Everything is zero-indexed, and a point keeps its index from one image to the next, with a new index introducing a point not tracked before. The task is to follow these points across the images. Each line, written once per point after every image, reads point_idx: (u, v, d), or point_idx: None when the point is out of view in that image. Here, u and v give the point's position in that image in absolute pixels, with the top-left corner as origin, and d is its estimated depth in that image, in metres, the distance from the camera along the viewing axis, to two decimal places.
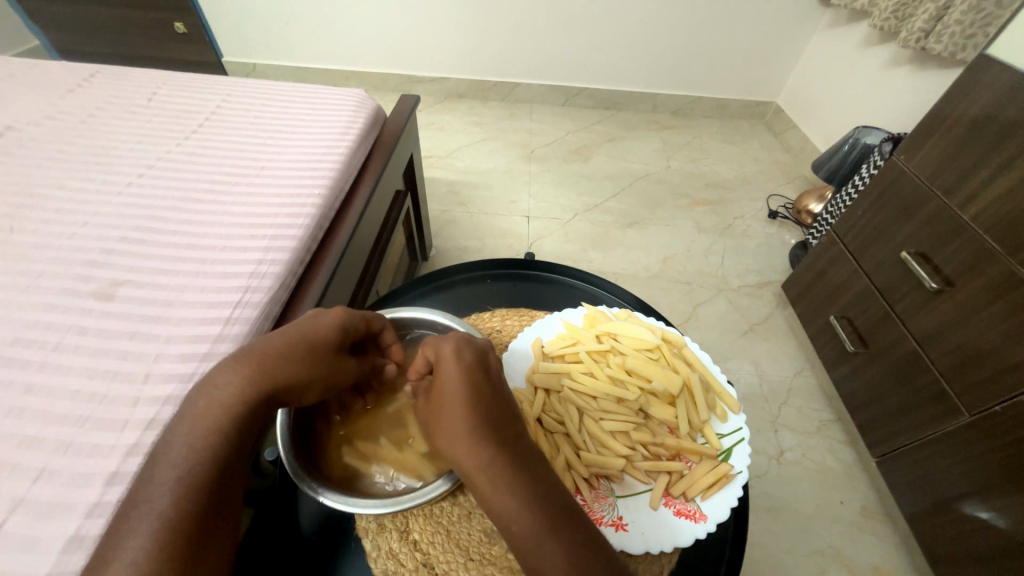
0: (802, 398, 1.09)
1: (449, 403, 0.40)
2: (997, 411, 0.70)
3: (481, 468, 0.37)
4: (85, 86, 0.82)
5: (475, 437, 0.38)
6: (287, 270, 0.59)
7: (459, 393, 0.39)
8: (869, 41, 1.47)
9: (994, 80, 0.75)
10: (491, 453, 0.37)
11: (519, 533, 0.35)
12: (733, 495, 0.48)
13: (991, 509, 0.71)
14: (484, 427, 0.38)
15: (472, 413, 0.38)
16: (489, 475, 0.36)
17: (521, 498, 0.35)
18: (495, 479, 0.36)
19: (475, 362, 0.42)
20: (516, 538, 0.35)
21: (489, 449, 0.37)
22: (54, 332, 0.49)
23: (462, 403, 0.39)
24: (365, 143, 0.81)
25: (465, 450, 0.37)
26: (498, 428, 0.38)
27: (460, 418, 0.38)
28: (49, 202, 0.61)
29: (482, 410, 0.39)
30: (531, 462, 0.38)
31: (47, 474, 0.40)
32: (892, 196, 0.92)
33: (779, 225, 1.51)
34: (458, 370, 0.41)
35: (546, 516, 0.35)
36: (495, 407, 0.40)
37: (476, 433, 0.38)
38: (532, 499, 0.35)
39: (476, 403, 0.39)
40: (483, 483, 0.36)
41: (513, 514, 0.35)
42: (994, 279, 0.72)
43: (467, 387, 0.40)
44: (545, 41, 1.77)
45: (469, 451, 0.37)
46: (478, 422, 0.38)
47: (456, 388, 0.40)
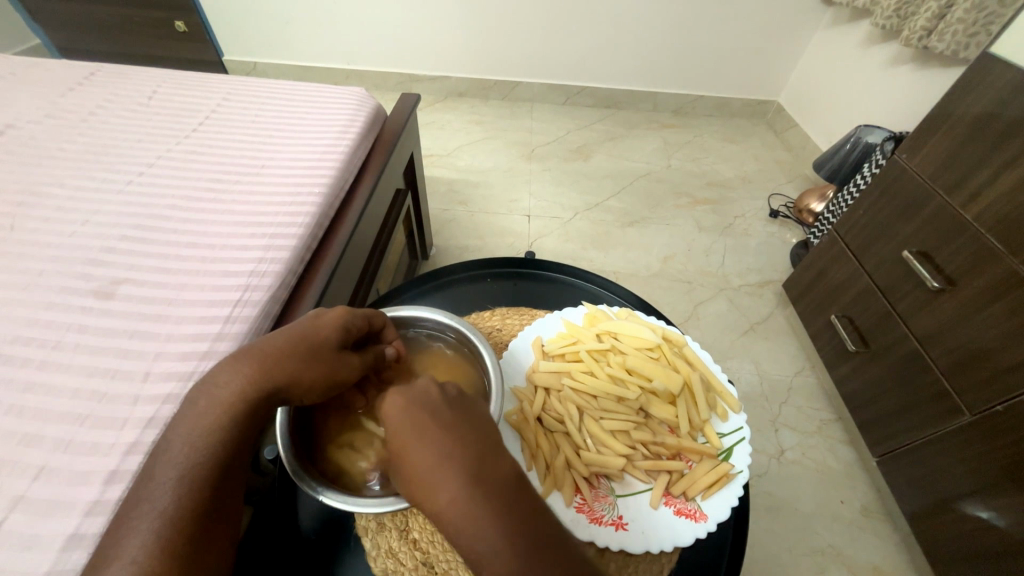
0: (802, 398, 1.09)
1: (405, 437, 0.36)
2: (998, 411, 0.70)
3: (446, 502, 0.33)
4: (85, 85, 0.81)
5: (435, 473, 0.34)
6: (287, 269, 0.59)
7: (414, 427, 0.36)
8: (870, 40, 1.46)
9: (998, 79, 0.74)
10: (451, 488, 0.33)
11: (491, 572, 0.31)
12: (734, 494, 0.48)
13: (991, 509, 0.71)
14: (447, 458, 0.34)
15: (428, 447, 0.35)
16: (454, 512, 0.32)
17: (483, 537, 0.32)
18: (461, 515, 0.32)
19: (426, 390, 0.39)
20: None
21: (443, 486, 0.33)
22: (54, 331, 0.49)
23: (418, 438, 0.35)
24: (365, 141, 0.81)
25: (428, 488, 0.34)
26: (461, 458, 0.34)
27: (415, 452, 0.35)
28: (50, 200, 0.61)
29: (441, 440, 0.35)
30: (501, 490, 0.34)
31: (47, 472, 0.40)
32: (894, 194, 0.91)
33: (780, 224, 1.51)
34: (409, 403, 0.37)
35: (524, 549, 0.31)
36: (457, 434, 0.36)
37: (437, 466, 0.34)
38: (504, 530, 0.32)
39: (436, 433, 0.35)
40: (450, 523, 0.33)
41: (485, 552, 0.31)
42: (995, 279, 0.72)
43: (419, 419, 0.36)
44: (546, 40, 1.77)
45: (431, 488, 0.34)
46: (436, 454, 0.34)
47: (406, 422, 0.36)
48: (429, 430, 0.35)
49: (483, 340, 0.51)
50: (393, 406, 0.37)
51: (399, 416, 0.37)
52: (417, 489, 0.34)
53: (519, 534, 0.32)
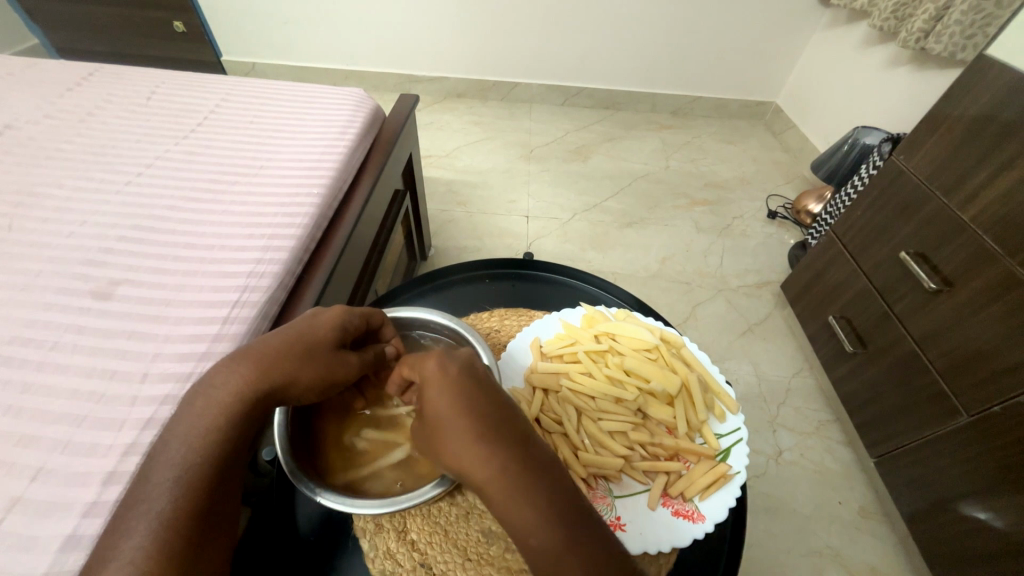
0: (800, 399, 1.09)
1: (445, 418, 0.35)
2: (996, 412, 0.70)
3: (487, 479, 0.33)
4: (83, 85, 0.81)
5: (474, 451, 0.34)
6: (285, 269, 0.59)
7: (453, 403, 0.35)
8: (867, 42, 1.47)
9: (994, 81, 0.75)
10: (495, 468, 0.33)
11: (537, 550, 0.31)
12: (732, 495, 0.48)
13: (989, 510, 0.71)
14: (485, 437, 0.34)
15: (467, 424, 0.34)
16: (496, 489, 0.33)
17: (529, 514, 0.32)
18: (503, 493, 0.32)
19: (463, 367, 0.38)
20: (535, 556, 0.31)
21: (486, 467, 0.33)
22: (52, 332, 0.49)
23: (458, 415, 0.35)
24: (364, 142, 0.81)
25: (468, 466, 0.34)
26: (502, 435, 0.34)
27: (455, 432, 0.34)
28: (48, 201, 0.61)
29: (481, 418, 0.35)
30: (541, 470, 0.33)
31: (44, 473, 0.40)
32: (892, 195, 0.92)
33: (778, 225, 1.51)
34: (446, 383, 0.36)
35: (565, 530, 0.31)
36: (497, 416, 0.35)
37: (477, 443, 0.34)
38: (545, 509, 0.32)
39: (475, 409, 0.35)
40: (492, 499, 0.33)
41: (526, 528, 0.32)
42: (992, 280, 0.72)
43: (457, 400, 0.35)
44: (545, 41, 1.77)
45: (471, 466, 0.33)
46: (477, 435, 0.34)
47: (444, 401, 0.35)
48: (469, 407, 0.35)
49: (481, 341, 0.51)
50: (432, 382, 0.37)
51: (436, 393, 0.37)
52: (457, 466, 0.34)
53: (559, 513, 0.32)
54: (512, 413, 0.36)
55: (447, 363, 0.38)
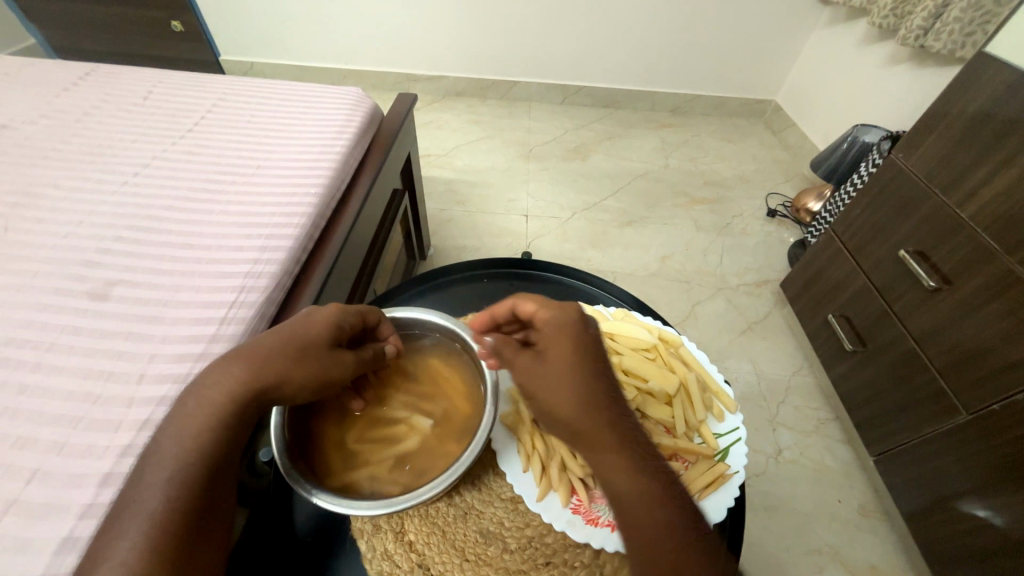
0: (800, 397, 1.09)
1: (581, 367, 0.41)
2: (995, 410, 0.70)
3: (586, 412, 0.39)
4: (80, 85, 0.81)
5: (582, 387, 0.40)
6: (282, 270, 0.59)
7: (588, 358, 0.42)
8: (867, 39, 1.47)
9: (993, 78, 0.74)
10: (616, 419, 0.39)
11: (643, 494, 0.36)
12: (730, 495, 0.48)
13: (990, 508, 0.71)
14: (592, 378, 0.41)
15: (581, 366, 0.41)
16: (610, 426, 0.38)
17: (637, 462, 0.37)
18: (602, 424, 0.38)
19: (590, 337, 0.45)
20: (640, 499, 0.36)
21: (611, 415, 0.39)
22: (48, 333, 0.48)
23: (573, 356, 0.41)
24: (362, 142, 0.81)
25: (571, 398, 0.39)
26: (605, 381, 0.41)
27: (592, 382, 0.40)
28: (44, 202, 0.60)
29: (591, 362, 0.42)
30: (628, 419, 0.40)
31: (41, 475, 0.40)
32: (891, 193, 0.91)
33: (778, 224, 1.51)
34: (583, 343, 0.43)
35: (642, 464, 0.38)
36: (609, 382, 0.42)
37: (586, 381, 0.40)
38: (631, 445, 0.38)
39: (601, 371, 0.42)
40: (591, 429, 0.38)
41: (635, 473, 0.37)
42: (992, 278, 0.72)
43: (594, 358, 0.42)
44: (544, 39, 1.77)
45: (578, 396, 0.39)
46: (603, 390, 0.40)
47: (586, 355, 0.42)
48: (588, 353, 0.42)
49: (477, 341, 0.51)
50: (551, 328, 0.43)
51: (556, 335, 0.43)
52: (578, 400, 0.39)
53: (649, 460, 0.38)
54: (610, 376, 0.43)
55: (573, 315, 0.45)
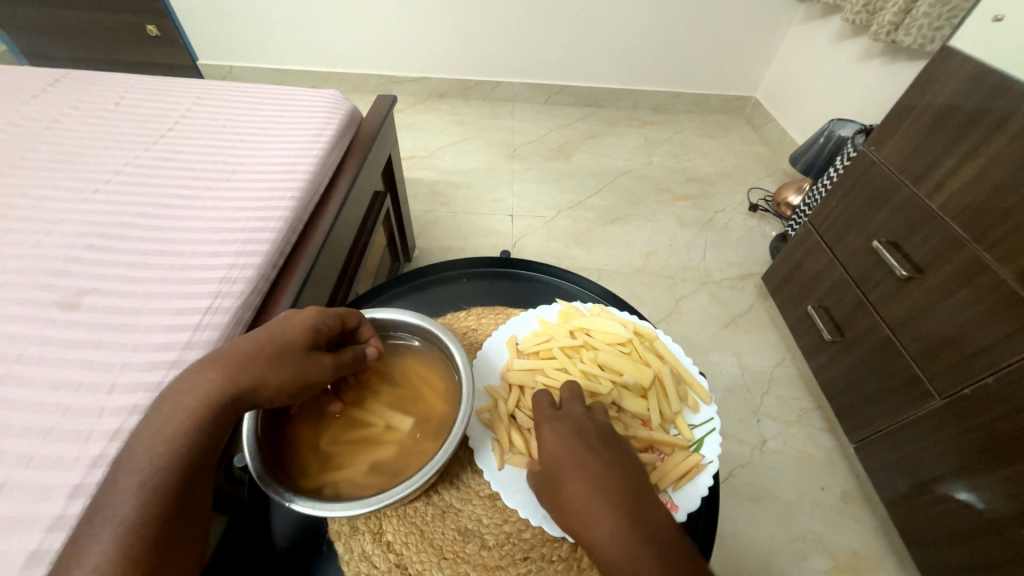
0: (783, 388, 1.11)
1: (565, 472, 0.40)
2: (968, 393, 0.72)
3: (599, 537, 0.36)
4: (49, 91, 0.80)
5: (592, 507, 0.37)
6: (258, 274, 0.58)
7: (570, 457, 0.40)
8: (841, 35, 1.49)
9: (957, 71, 0.76)
10: (612, 526, 0.36)
11: None
12: (705, 485, 0.49)
13: (966, 489, 0.73)
14: (598, 492, 0.38)
15: (583, 481, 0.39)
16: (606, 537, 0.36)
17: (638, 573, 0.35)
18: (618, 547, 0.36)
19: (581, 427, 0.43)
20: None
21: (601, 522, 0.37)
22: (15, 344, 0.48)
23: (569, 475, 0.39)
24: (340, 144, 0.80)
25: (582, 520, 0.38)
26: (616, 490, 0.38)
27: (574, 485, 0.39)
28: (11, 210, 0.59)
29: (595, 474, 0.39)
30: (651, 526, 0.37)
31: (8, 488, 0.39)
32: (864, 186, 0.93)
33: (759, 218, 1.53)
34: (565, 442, 0.42)
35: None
36: (609, 475, 0.39)
37: (591, 490, 0.38)
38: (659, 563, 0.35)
39: (591, 467, 0.40)
40: (608, 558, 0.36)
41: None
42: (961, 265, 0.74)
43: (578, 455, 0.40)
44: (525, 39, 1.77)
45: (588, 521, 0.37)
46: (592, 489, 0.38)
47: (566, 456, 0.41)
48: (578, 452, 0.41)
49: (454, 340, 0.51)
50: (548, 442, 0.42)
51: (553, 450, 0.41)
52: (569, 513, 0.38)
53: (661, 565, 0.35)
54: (615, 464, 0.40)
55: (563, 422, 0.43)
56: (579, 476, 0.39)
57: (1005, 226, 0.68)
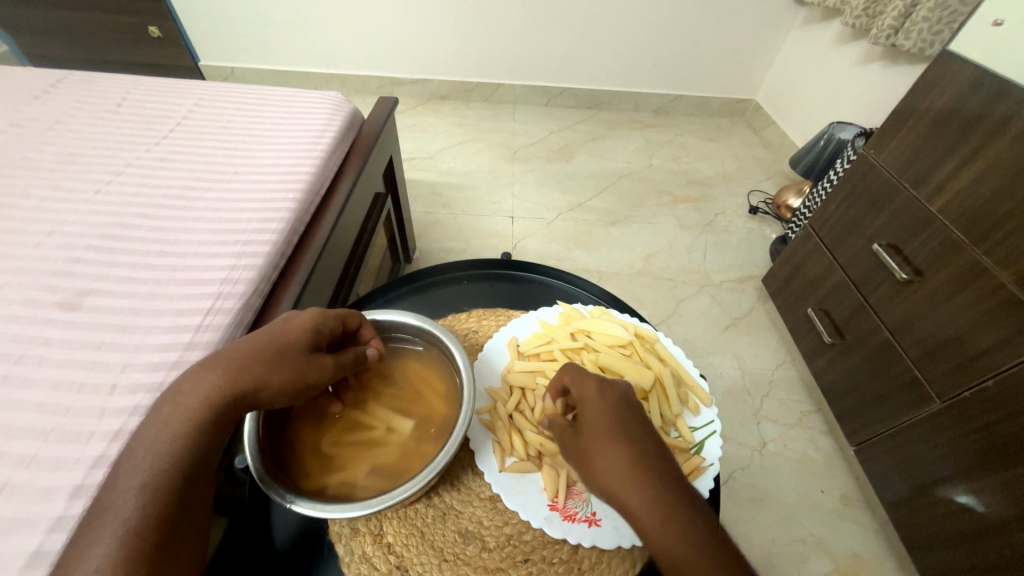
0: (783, 390, 1.11)
1: (604, 439, 0.40)
2: (968, 397, 0.72)
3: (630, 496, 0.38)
4: (52, 92, 0.80)
5: (632, 472, 0.38)
6: (260, 275, 0.58)
7: (609, 426, 0.41)
8: (841, 39, 1.50)
9: (956, 75, 0.77)
10: (650, 491, 0.38)
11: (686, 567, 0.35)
12: (706, 487, 0.49)
13: (966, 493, 0.73)
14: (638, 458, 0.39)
15: (623, 449, 0.40)
16: (645, 500, 0.37)
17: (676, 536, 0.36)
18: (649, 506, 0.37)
19: (619, 399, 0.43)
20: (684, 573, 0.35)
21: (640, 486, 0.38)
22: (17, 345, 0.48)
23: (609, 436, 0.41)
24: (342, 146, 0.81)
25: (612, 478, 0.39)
26: (653, 461, 0.39)
27: (614, 451, 0.39)
28: (13, 211, 0.59)
29: (637, 443, 0.40)
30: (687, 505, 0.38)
31: (8, 489, 0.39)
32: (864, 189, 0.94)
33: (759, 221, 1.53)
34: (604, 412, 0.42)
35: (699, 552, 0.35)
36: (646, 446, 0.40)
37: (631, 456, 0.39)
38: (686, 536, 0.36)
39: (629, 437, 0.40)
40: (647, 520, 0.37)
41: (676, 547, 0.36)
42: (960, 269, 0.74)
43: (616, 425, 0.41)
44: (526, 42, 1.78)
45: (628, 484, 0.38)
46: (633, 456, 0.39)
47: (605, 424, 0.41)
48: (618, 422, 0.41)
49: (455, 342, 0.51)
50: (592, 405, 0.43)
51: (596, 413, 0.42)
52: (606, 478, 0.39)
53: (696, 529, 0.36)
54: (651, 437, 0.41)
55: (607, 388, 0.44)
56: (618, 445, 0.40)
57: (1005, 229, 0.68)
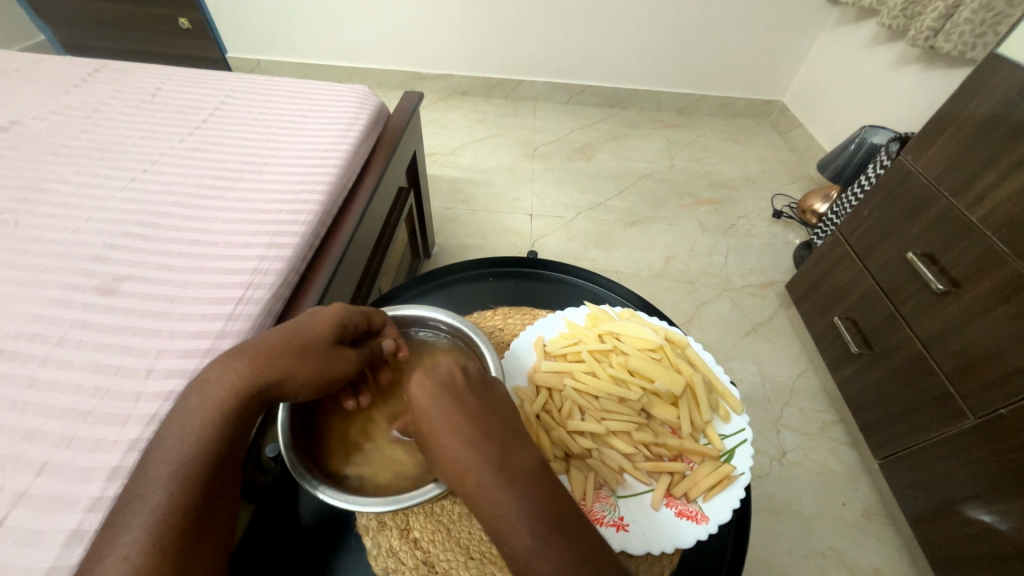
0: (804, 399, 1.09)
1: (432, 426, 0.39)
2: (1004, 414, 0.70)
3: (469, 490, 0.37)
4: (90, 81, 0.82)
5: (461, 457, 0.37)
6: (289, 267, 0.59)
7: (438, 414, 0.39)
8: (876, 40, 1.46)
9: (1005, 79, 0.74)
10: (479, 474, 0.36)
11: (517, 552, 0.35)
12: (736, 496, 0.48)
13: (993, 513, 0.71)
14: (473, 442, 0.37)
15: (448, 436, 0.38)
16: (476, 486, 0.36)
17: (509, 518, 0.35)
18: (486, 494, 0.36)
19: (450, 378, 0.41)
20: (516, 557, 0.35)
21: (468, 471, 0.37)
22: (58, 327, 0.49)
23: (447, 441, 0.38)
24: (369, 139, 0.81)
25: (452, 474, 0.37)
26: (480, 438, 0.38)
27: (442, 444, 0.38)
28: (55, 196, 0.61)
29: (463, 426, 0.38)
30: (527, 473, 0.37)
31: (50, 467, 0.40)
32: (900, 195, 0.91)
33: (784, 225, 1.50)
34: (431, 398, 0.40)
35: (542, 530, 0.35)
36: (481, 425, 0.39)
37: (461, 439, 0.38)
38: (538, 523, 0.35)
39: (455, 421, 0.38)
40: (476, 503, 0.36)
41: (509, 533, 0.35)
42: (1000, 281, 0.71)
43: (444, 412, 0.39)
44: (549, 38, 1.77)
45: (457, 471, 0.37)
46: (462, 442, 0.38)
47: (433, 414, 0.39)
48: (448, 405, 0.39)
49: (484, 339, 0.51)
50: (417, 392, 0.40)
51: (424, 402, 0.40)
52: (443, 465, 0.38)
53: (531, 505, 0.35)
54: (482, 417, 0.39)
55: (434, 374, 0.41)
56: (446, 435, 0.38)
57: None
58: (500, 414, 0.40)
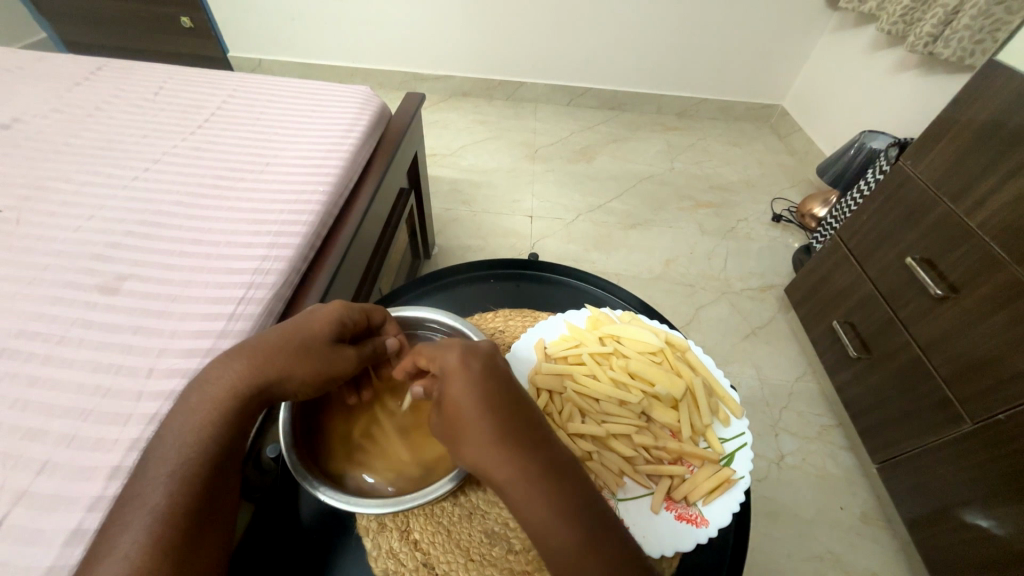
0: (803, 403, 1.09)
1: (466, 417, 0.38)
2: (1001, 419, 0.70)
3: (503, 480, 0.36)
4: (92, 79, 0.82)
5: (496, 448, 0.37)
6: (290, 267, 0.59)
7: (473, 403, 0.38)
8: (875, 45, 1.47)
9: (1004, 85, 0.74)
10: (514, 466, 0.36)
11: (549, 543, 0.35)
12: (736, 499, 0.48)
13: (990, 517, 0.71)
14: (508, 434, 0.37)
15: (484, 428, 0.37)
16: (511, 477, 0.36)
17: (543, 511, 0.35)
18: (522, 485, 0.36)
19: (484, 367, 0.40)
20: (548, 548, 0.35)
21: (504, 462, 0.36)
22: (59, 325, 0.49)
23: (482, 431, 0.37)
24: (371, 140, 0.81)
25: (486, 465, 0.37)
26: (516, 431, 0.37)
27: (477, 434, 0.37)
28: (56, 194, 0.61)
29: (499, 416, 0.38)
30: (561, 466, 0.37)
31: (50, 467, 0.40)
32: (899, 200, 0.91)
33: (783, 228, 1.51)
34: (466, 386, 0.38)
35: (576, 523, 0.35)
36: (515, 416, 0.38)
37: (496, 430, 0.37)
38: (573, 517, 0.35)
39: (491, 413, 0.38)
40: (510, 494, 0.36)
41: (542, 525, 0.35)
42: (998, 287, 0.72)
43: (478, 401, 0.38)
44: (550, 40, 1.77)
45: (491, 462, 0.37)
46: (496, 433, 0.37)
47: (467, 403, 0.38)
48: (484, 394, 0.38)
49: None
50: (451, 380, 0.39)
51: (458, 390, 0.38)
52: (476, 454, 0.37)
53: (564, 499, 0.36)
54: (518, 408, 0.39)
55: (469, 362, 0.39)
56: (481, 427, 0.37)
57: None
58: (531, 407, 0.40)
